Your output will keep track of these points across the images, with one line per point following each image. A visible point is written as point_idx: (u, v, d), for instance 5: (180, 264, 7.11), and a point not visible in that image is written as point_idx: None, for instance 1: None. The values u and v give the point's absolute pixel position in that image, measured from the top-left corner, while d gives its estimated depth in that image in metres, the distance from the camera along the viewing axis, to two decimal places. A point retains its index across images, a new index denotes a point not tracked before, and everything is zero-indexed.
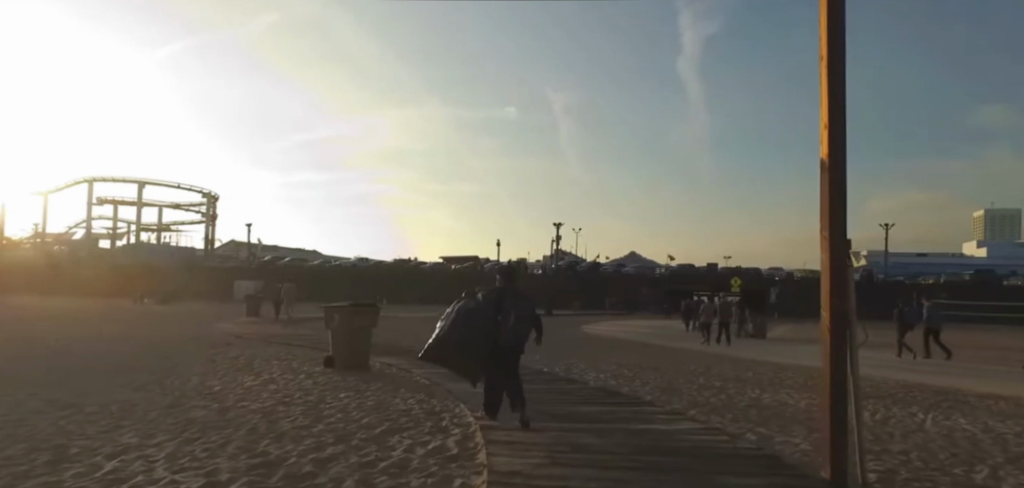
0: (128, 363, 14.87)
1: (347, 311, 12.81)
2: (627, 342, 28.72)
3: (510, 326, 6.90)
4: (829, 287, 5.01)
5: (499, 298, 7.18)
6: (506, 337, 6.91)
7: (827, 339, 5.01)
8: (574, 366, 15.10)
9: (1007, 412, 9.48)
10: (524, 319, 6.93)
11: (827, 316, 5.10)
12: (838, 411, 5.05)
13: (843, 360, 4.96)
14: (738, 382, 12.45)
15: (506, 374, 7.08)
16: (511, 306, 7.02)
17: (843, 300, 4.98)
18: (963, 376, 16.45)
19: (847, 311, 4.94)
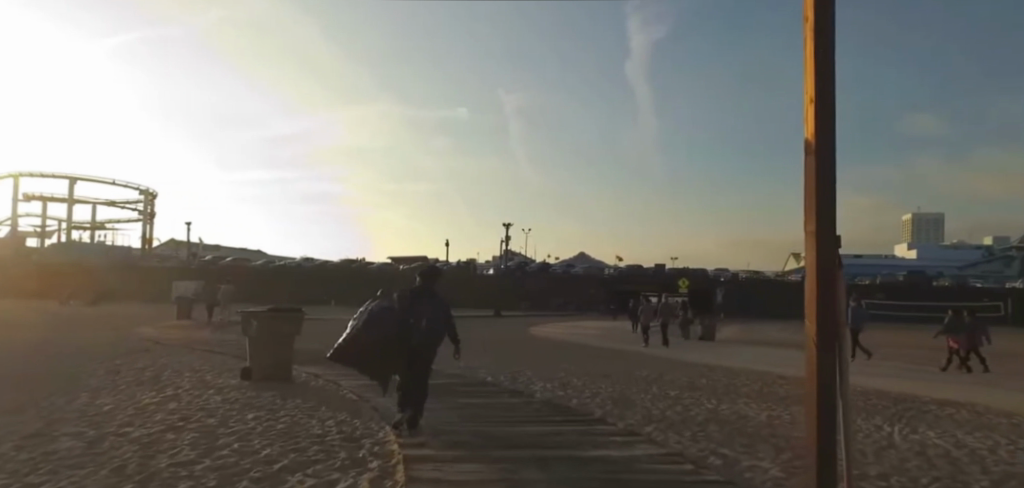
0: (23, 377, 13.14)
1: (266, 317, 11.53)
2: (577, 344, 28.44)
3: (421, 327, 7.03)
4: (816, 288, 4.16)
5: (415, 300, 7.26)
6: (417, 338, 7.03)
7: (814, 352, 4.17)
8: (520, 373, 14.27)
9: (972, 420, 9.09)
10: (437, 322, 7.07)
11: (811, 328, 4.24)
12: (829, 437, 4.21)
13: (835, 378, 4.12)
14: (693, 390, 11.79)
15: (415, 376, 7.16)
16: (425, 309, 7.13)
17: (833, 304, 4.08)
18: (907, 380, 16.43)
19: (839, 321, 4.05)
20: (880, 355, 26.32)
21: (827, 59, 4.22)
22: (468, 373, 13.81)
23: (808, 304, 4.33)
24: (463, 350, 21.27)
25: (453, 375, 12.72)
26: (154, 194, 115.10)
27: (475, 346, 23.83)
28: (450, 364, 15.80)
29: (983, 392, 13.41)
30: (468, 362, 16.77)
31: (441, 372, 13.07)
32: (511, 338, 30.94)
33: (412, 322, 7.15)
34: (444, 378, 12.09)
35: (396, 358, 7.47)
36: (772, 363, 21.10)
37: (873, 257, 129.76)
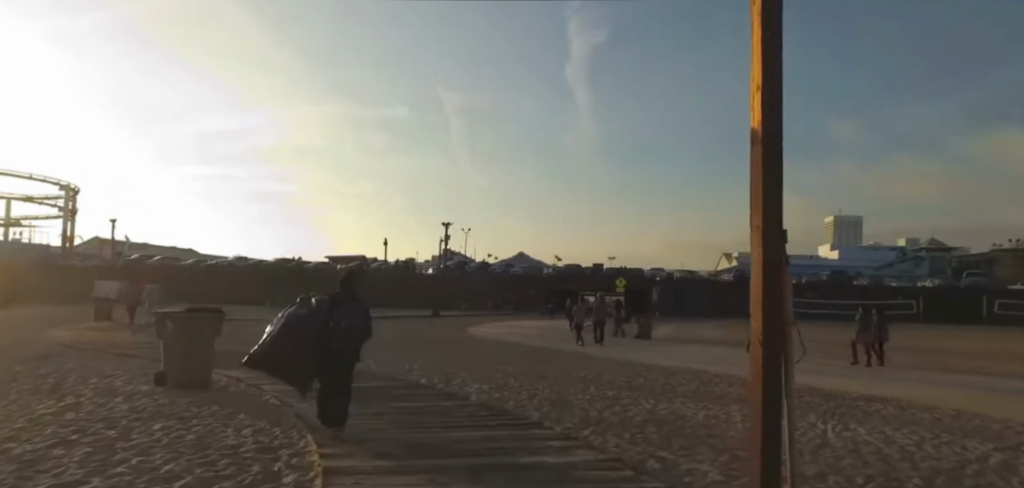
0: None
1: (183, 318, 10.66)
2: (515, 344, 28.25)
3: (338, 329, 6.85)
4: (762, 280, 4.09)
5: (334, 300, 7.09)
6: (334, 339, 6.85)
7: (759, 348, 4.08)
8: (456, 374, 13.86)
9: (898, 415, 9.32)
10: (355, 325, 6.88)
11: (756, 324, 4.18)
12: (773, 438, 4.13)
13: (781, 375, 4.04)
14: (630, 391, 11.68)
15: (332, 379, 6.96)
16: (344, 310, 6.96)
17: (778, 297, 4.03)
18: (830, 377, 17.00)
19: (783, 316, 4.01)
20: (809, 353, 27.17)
21: (774, 48, 4.19)
22: (402, 375, 13.29)
23: (754, 300, 4.26)
24: (397, 351, 20.71)
25: (386, 377, 12.18)
26: (72, 189, 108.14)
27: (410, 347, 23.26)
28: (384, 365, 15.23)
29: (901, 386, 13.95)
30: (402, 363, 16.24)
31: (371, 374, 12.50)
32: (449, 338, 30.42)
33: (330, 325, 6.93)
34: (375, 380, 11.54)
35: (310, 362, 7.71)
36: (708, 362, 21.40)
37: (797, 258, 135.75)
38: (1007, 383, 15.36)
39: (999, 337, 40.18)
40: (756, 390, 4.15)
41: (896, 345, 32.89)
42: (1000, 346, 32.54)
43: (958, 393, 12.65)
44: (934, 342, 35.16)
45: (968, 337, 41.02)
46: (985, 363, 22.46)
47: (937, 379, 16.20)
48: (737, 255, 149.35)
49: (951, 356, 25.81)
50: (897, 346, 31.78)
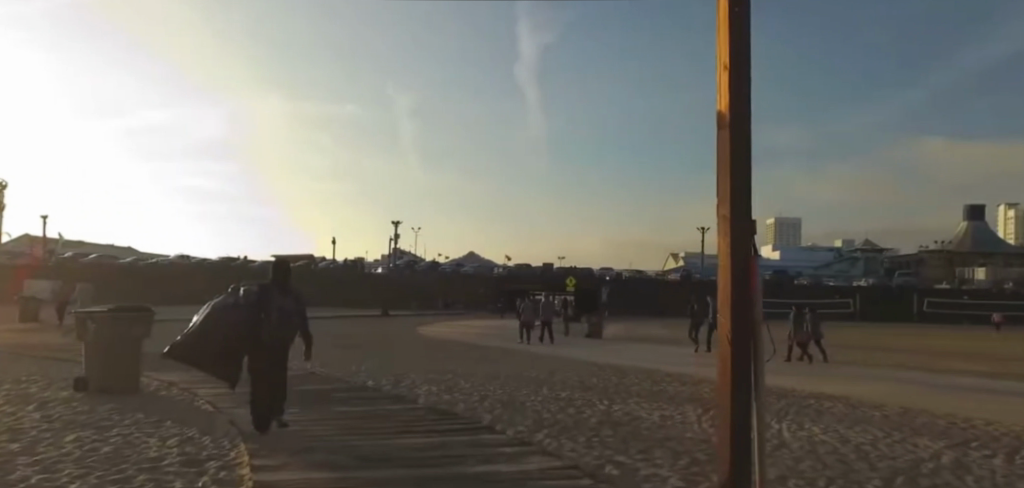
0: None
1: (105, 319, 9.58)
2: (466, 344, 27.80)
3: (271, 320, 6.95)
4: (731, 273, 3.91)
5: (267, 293, 7.19)
6: (265, 331, 6.95)
7: (728, 345, 3.90)
8: (405, 376, 13.35)
9: (849, 413, 9.36)
10: (287, 315, 7.00)
11: (724, 320, 3.98)
12: (742, 441, 3.92)
13: (750, 374, 3.83)
14: (583, 391, 11.44)
15: (261, 371, 6.99)
16: (276, 302, 7.07)
17: (748, 290, 3.84)
18: (775, 374, 17.23)
19: (755, 311, 3.81)
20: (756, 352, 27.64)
21: (743, 28, 4.02)
22: (348, 377, 12.67)
23: (722, 294, 4.05)
24: (343, 352, 20.01)
25: (330, 380, 11.58)
26: None
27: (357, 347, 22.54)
28: (328, 367, 14.56)
29: (846, 384, 14.15)
30: (347, 364, 15.59)
31: (314, 377, 11.87)
32: (398, 338, 29.75)
33: (261, 317, 7.05)
34: (317, 383, 10.93)
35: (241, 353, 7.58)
36: (660, 362, 21.46)
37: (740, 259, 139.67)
38: (944, 380, 15.82)
39: (928, 334, 42.07)
40: (725, 388, 3.95)
41: (838, 343, 33.86)
42: (931, 343, 33.98)
43: (900, 390, 12.90)
44: (869, 339, 36.50)
45: (902, 335, 42.68)
46: (920, 360, 23.28)
47: (878, 376, 16.59)
48: (684, 256, 152.75)
49: (887, 353, 26.72)
50: (836, 344, 32.81)
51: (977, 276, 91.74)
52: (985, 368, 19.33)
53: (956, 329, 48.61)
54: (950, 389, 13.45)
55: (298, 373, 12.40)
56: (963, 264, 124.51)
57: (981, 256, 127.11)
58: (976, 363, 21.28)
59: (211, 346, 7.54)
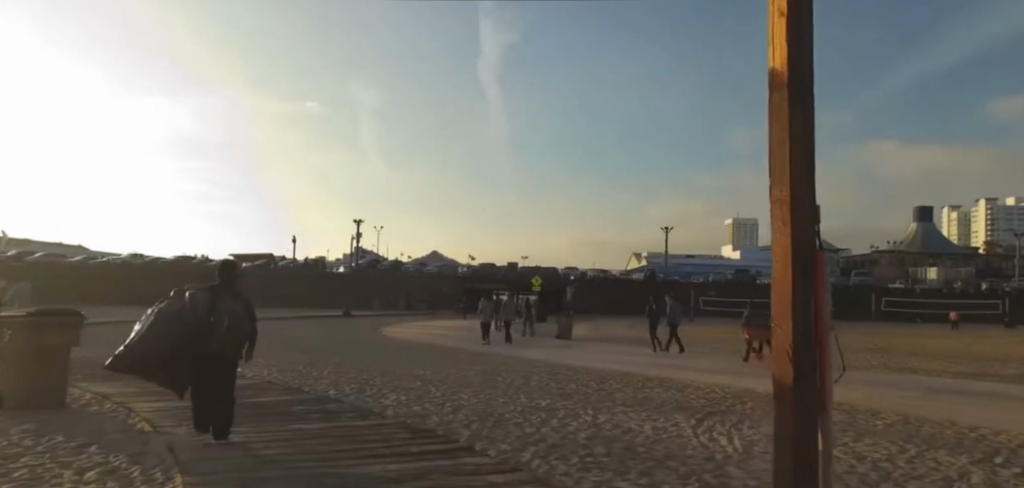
0: None
1: (21, 327, 8.30)
2: (431, 345, 26.95)
3: (223, 328, 6.10)
4: (789, 273, 3.13)
5: (216, 299, 6.35)
6: (218, 339, 6.08)
7: (785, 363, 3.17)
8: (369, 382, 12.36)
9: (848, 423, 8.79)
10: (243, 322, 6.19)
11: (783, 330, 3.17)
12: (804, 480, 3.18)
13: (816, 395, 3.10)
14: (564, 399, 10.68)
15: (211, 383, 6.22)
16: (228, 308, 6.23)
17: (816, 293, 3.08)
18: (748, 376, 16.89)
19: (822, 319, 3.05)
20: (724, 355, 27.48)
21: None
22: (308, 385, 11.60)
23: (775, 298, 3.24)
24: (301, 355, 18.97)
25: (288, 389, 10.54)
26: None
27: (316, 350, 21.45)
28: (284, 373, 13.48)
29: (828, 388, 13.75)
30: (305, 369, 14.54)
31: (268, 386, 10.81)
32: (360, 339, 28.64)
33: (211, 322, 6.20)
34: (270, 393, 9.87)
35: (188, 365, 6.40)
36: (630, 364, 21.00)
37: (700, 258, 141.45)
38: (920, 381, 15.60)
39: (888, 333, 42.84)
40: (784, 414, 3.18)
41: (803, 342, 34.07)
42: (892, 341, 34.42)
43: (886, 394, 12.54)
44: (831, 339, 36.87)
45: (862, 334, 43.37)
46: (887, 359, 23.29)
47: (855, 378, 16.27)
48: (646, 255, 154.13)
49: (852, 352, 26.80)
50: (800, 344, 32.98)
51: (928, 276, 94.65)
52: (956, 368, 19.31)
53: (912, 328, 49.69)
54: (934, 392, 13.13)
55: (249, 381, 11.32)
56: (914, 264, 128.49)
57: (931, 255, 131.39)
58: (944, 362, 21.33)
59: (138, 357, 6.28)
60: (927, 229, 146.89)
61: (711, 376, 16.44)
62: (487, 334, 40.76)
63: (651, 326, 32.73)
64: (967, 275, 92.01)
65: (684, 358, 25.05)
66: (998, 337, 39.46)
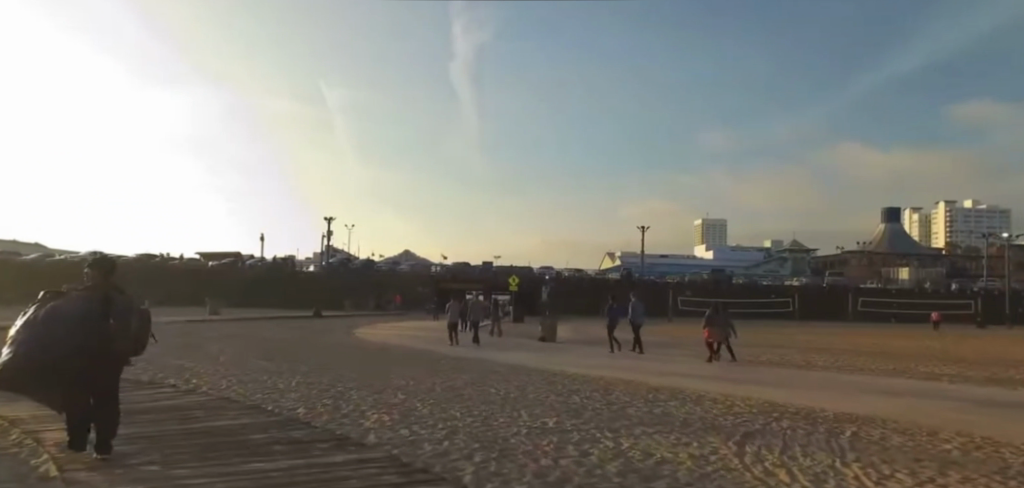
0: None
1: None
2: (406, 349, 25.34)
3: (127, 331, 5.22)
4: None
5: (105, 297, 5.37)
6: (121, 340, 5.19)
7: None
8: (344, 398, 10.81)
9: (916, 449, 7.43)
10: (147, 320, 5.41)
11: None
12: None
13: None
14: (573, 419, 9.31)
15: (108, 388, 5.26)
16: (125, 308, 5.32)
17: None
18: (754, 381, 15.73)
19: None
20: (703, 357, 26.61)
21: None
22: (273, 401, 9.98)
23: None
24: (265, 361, 17.25)
25: (248, 409, 8.90)
26: None
27: (282, 355, 19.76)
28: (246, 385, 11.79)
29: (850, 397, 12.61)
30: (271, 380, 12.82)
31: (221, 404, 9.15)
32: (332, 343, 27.09)
33: (114, 324, 5.21)
34: (221, 415, 8.21)
35: (77, 383, 5.13)
36: (621, 368, 19.91)
37: (674, 258, 141.72)
38: (940, 386, 14.59)
39: (869, 334, 42.48)
40: None
41: (788, 343, 33.42)
42: (878, 343, 33.95)
43: (918, 405, 11.42)
44: (815, 340, 36.31)
45: (844, 334, 43.00)
46: (885, 361, 22.50)
47: (867, 382, 15.25)
48: (621, 254, 153.98)
49: (845, 354, 26.12)
50: (787, 345, 32.26)
51: (898, 276, 95.75)
52: (961, 370, 18.52)
53: (890, 328, 49.74)
54: (966, 403, 12.06)
55: (201, 398, 9.61)
56: (884, 264, 130.48)
57: (900, 256, 133.52)
58: (946, 364, 20.56)
59: (15, 373, 5.04)
60: (895, 230, 149.92)
61: (716, 383, 15.23)
62: (462, 336, 39.30)
63: (610, 327, 31.50)
64: (937, 274, 93.43)
65: (669, 362, 24.04)
66: (979, 338, 39.37)
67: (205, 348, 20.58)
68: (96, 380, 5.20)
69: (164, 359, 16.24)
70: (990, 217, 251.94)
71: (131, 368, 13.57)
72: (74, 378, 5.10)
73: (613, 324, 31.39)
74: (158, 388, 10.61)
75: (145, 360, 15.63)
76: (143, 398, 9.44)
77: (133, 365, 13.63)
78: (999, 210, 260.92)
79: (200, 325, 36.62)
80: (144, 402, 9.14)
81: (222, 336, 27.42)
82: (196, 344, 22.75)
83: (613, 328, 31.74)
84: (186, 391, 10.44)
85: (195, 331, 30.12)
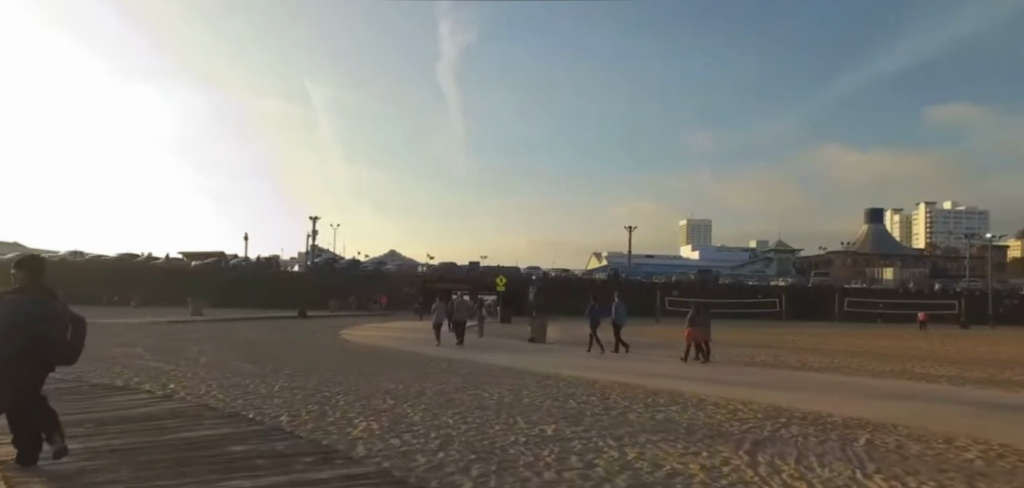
0: None
1: None
2: (391, 350, 24.82)
3: (65, 341, 4.95)
4: None
5: (38, 303, 4.97)
6: (58, 350, 4.91)
7: None
8: (330, 404, 10.29)
9: (935, 458, 7.09)
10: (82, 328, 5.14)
11: None
12: None
13: None
14: (573, 426, 8.86)
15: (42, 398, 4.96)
16: (61, 315, 4.99)
17: None
18: (750, 383, 15.45)
19: None
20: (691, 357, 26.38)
21: None
22: (256, 408, 9.44)
23: None
24: (248, 363, 16.67)
25: (229, 417, 8.37)
26: None
27: (265, 356, 19.16)
28: (227, 391, 11.24)
29: (853, 400, 12.31)
30: (253, 384, 12.27)
31: (198, 411, 8.60)
32: (317, 344, 26.51)
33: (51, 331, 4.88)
34: (198, 424, 7.68)
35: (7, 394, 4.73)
36: (613, 370, 19.55)
37: (661, 258, 142.05)
38: (939, 388, 14.36)
39: (856, 334, 42.60)
40: None
41: (778, 344, 33.25)
42: (867, 344, 33.95)
43: (923, 409, 11.16)
44: (804, 341, 36.31)
45: (831, 335, 43.09)
46: (878, 361, 22.34)
47: (866, 384, 14.99)
48: (608, 254, 154.19)
49: (836, 354, 26.03)
50: (777, 346, 32.14)
51: (883, 276, 96.55)
52: (957, 371, 18.36)
53: (876, 328, 50.03)
54: (970, 405, 11.80)
55: (178, 405, 9.04)
56: (867, 265, 131.72)
57: (883, 257, 134.87)
58: (940, 365, 20.40)
59: None
60: (878, 230, 151.43)
61: (712, 385, 14.93)
62: (448, 336, 38.84)
63: (593, 326, 31.23)
64: (920, 275, 94.46)
65: (660, 363, 23.72)
66: (964, 339, 39.60)
67: (185, 350, 19.92)
68: (27, 390, 4.86)
69: (141, 362, 15.60)
70: (969, 218, 255.68)
71: (105, 373, 12.95)
72: (6, 393, 4.71)
73: (594, 323, 31.20)
74: (131, 394, 10.01)
75: (121, 363, 15.01)
76: (117, 405, 8.87)
77: (107, 371, 13.01)
78: (978, 211, 265.07)
79: (180, 326, 35.74)
80: (116, 409, 8.56)
81: (203, 337, 26.73)
82: (175, 345, 22.05)
83: (594, 328, 31.55)
84: (162, 397, 9.85)
85: (174, 332, 29.32)
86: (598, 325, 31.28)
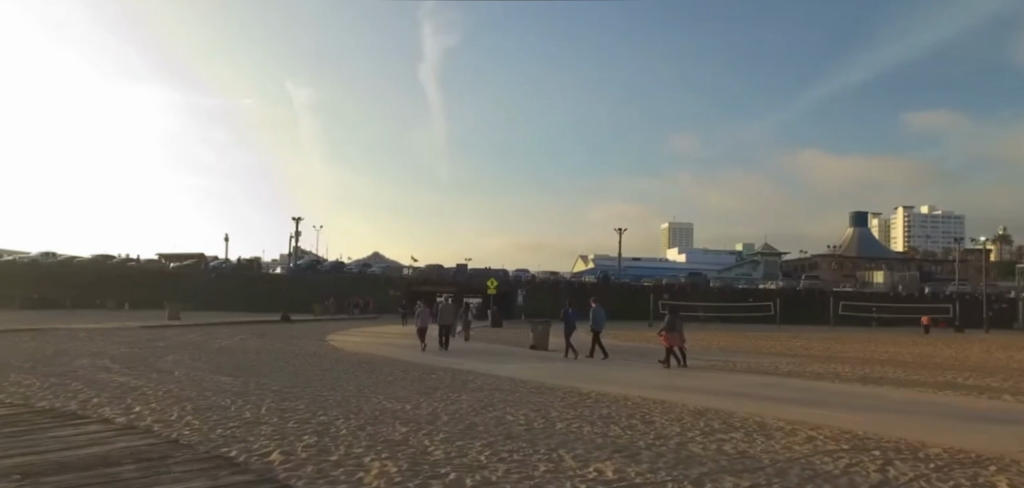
0: None
1: None
2: (382, 359, 23.09)
3: None
4: None
5: None
6: None
7: None
8: (326, 433, 8.56)
9: None
10: None
11: None
12: None
13: None
14: (637, 468, 7.18)
15: None
16: None
17: None
18: (793, 398, 13.86)
19: None
20: (702, 365, 24.94)
21: None
22: (240, 443, 7.64)
23: None
24: (227, 377, 14.80)
25: (202, 459, 6.52)
26: None
27: (248, 368, 17.36)
28: (204, 416, 9.41)
29: (933, 422, 10.75)
30: (236, 407, 10.47)
31: (170, 451, 6.77)
32: (303, 352, 24.67)
33: None
34: (167, 474, 5.87)
35: None
36: (627, 381, 18.04)
37: (647, 261, 141.02)
38: (1005, 405, 12.86)
39: (857, 339, 41.40)
40: None
41: (784, 350, 31.92)
42: (876, 349, 32.76)
43: (1017, 434, 9.64)
44: (809, 346, 35.01)
45: (832, 340, 41.98)
46: (906, 370, 20.98)
47: (922, 399, 13.51)
48: (594, 257, 152.86)
49: (855, 361, 24.57)
50: (784, 352, 30.90)
51: (873, 279, 96.46)
52: (1000, 383, 17.03)
53: (875, 332, 49.06)
54: None
55: (141, 441, 7.17)
56: (853, 268, 131.57)
57: (868, 261, 135.45)
58: (975, 375, 19.05)
59: None
60: (863, 234, 151.77)
61: (754, 400, 13.31)
62: (434, 341, 37.15)
63: (571, 331, 29.74)
64: (909, 276, 94.28)
65: (670, 370, 22.32)
66: (969, 344, 38.71)
67: (157, 361, 17.96)
68: None
69: (106, 376, 13.70)
70: (948, 223, 258.56)
71: (57, 391, 11.03)
72: None
73: (571, 328, 29.63)
74: (83, 423, 8.15)
75: (82, 378, 13.07)
76: (65, 442, 7.02)
77: (58, 391, 11.06)
78: (955, 216, 268.90)
79: (153, 330, 33.58)
80: (60, 449, 6.70)
81: (177, 344, 24.72)
82: (149, 354, 20.09)
83: (571, 333, 30.03)
84: (123, 427, 8.02)
85: (147, 339, 27.15)
86: (576, 329, 29.75)
